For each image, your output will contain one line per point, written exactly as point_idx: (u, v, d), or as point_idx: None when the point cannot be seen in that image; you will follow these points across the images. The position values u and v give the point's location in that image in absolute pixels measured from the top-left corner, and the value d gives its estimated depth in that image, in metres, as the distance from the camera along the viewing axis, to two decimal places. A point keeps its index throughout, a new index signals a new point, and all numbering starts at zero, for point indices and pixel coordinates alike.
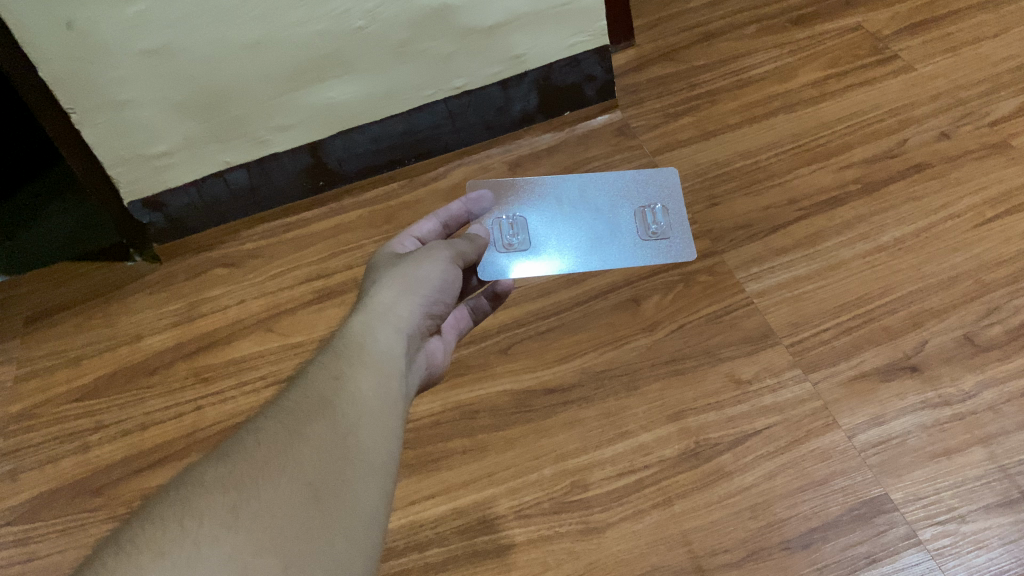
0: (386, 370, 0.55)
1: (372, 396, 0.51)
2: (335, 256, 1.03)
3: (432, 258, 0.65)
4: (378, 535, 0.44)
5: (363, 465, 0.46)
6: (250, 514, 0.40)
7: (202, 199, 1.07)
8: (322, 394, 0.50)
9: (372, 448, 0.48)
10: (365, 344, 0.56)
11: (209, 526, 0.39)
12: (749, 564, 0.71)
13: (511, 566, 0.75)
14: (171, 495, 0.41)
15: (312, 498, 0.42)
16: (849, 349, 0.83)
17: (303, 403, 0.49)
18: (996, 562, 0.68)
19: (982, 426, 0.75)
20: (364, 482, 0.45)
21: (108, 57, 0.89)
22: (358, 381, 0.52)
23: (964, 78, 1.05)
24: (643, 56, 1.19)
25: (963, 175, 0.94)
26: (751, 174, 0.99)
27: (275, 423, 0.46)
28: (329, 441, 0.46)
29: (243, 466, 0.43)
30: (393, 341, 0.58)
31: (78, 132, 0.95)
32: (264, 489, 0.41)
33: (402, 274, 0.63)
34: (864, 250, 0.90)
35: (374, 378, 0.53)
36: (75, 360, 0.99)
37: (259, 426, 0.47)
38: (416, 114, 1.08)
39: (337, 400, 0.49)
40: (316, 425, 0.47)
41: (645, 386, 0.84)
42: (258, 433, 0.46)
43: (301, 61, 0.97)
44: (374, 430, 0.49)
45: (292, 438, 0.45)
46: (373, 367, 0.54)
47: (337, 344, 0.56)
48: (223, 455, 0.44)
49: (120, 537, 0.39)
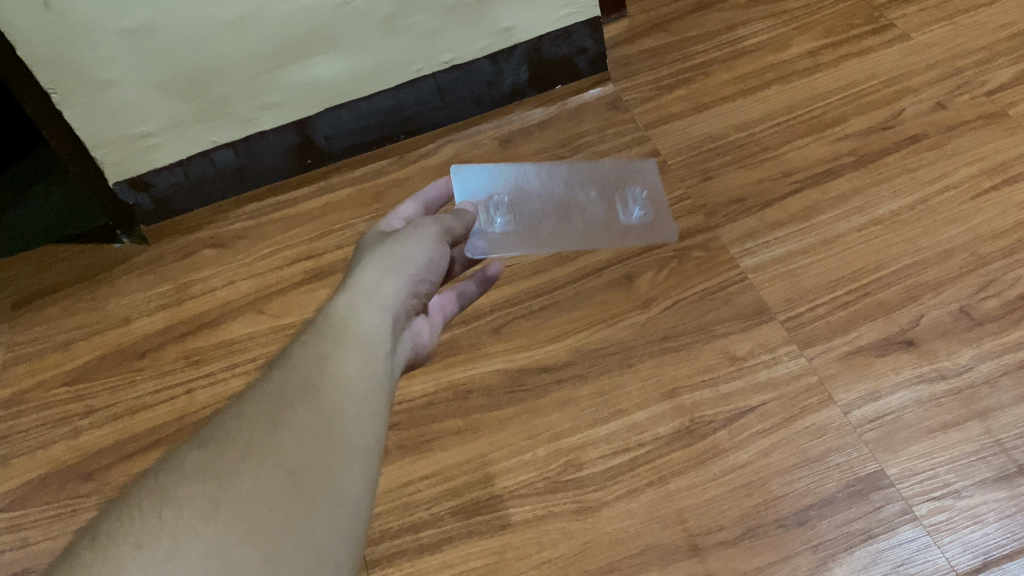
0: (370, 354, 0.54)
1: (357, 379, 0.51)
2: (325, 236, 1.02)
3: (417, 237, 0.64)
4: (362, 523, 0.44)
5: (347, 450, 0.46)
6: (230, 503, 0.39)
7: (189, 179, 1.06)
8: (305, 379, 0.49)
9: (357, 433, 0.47)
10: (349, 326, 0.55)
11: (188, 516, 0.38)
12: (745, 542, 0.71)
13: (506, 546, 0.75)
14: (150, 484, 0.40)
15: (294, 486, 0.41)
16: (845, 324, 0.82)
17: (286, 386, 0.48)
18: (992, 537, 0.68)
19: (979, 401, 0.75)
20: (348, 468, 0.45)
21: (89, 36, 0.87)
22: (342, 365, 0.51)
23: (960, 46, 1.03)
24: (635, 29, 1.17)
25: (960, 146, 0.93)
26: (745, 148, 0.98)
27: (257, 409, 0.46)
28: (312, 427, 0.45)
29: (224, 454, 0.42)
30: (378, 322, 0.57)
31: (60, 113, 0.94)
32: (245, 476, 0.41)
33: (392, 254, 0.62)
34: (860, 223, 0.89)
35: (359, 362, 0.52)
36: (64, 344, 0.98)
37: (241, 412, 0.46)
38: (405, 90, 1.06)
39: (321, 384, 0.49)
40: (299, 410, 0.46)
41: (639, 364, 0.83)
42: (240, 420, 0.45)
43: (286, 38, 0.95)
44: (359, 413, 0.49)
45: (273, 425, 0.44)
46: (357, 350, 0.53)
47: (322, 326, 0.55)
48: (204, 442, 0.43)
49: (97, 530, 0.38)
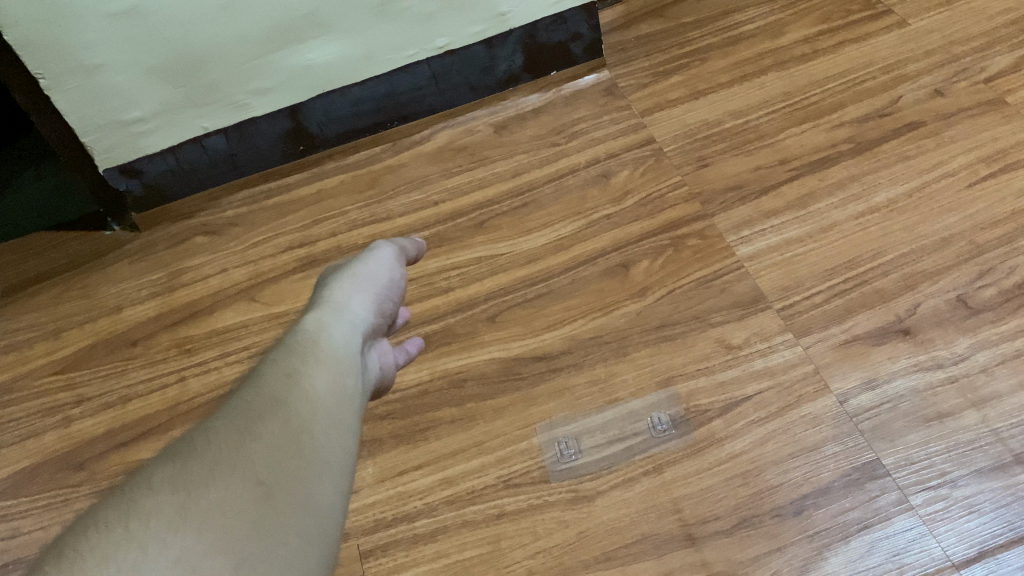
0: (341, 367, 0.53)
1: (328, 389, 0.50)
2: (318, 224, 1.01)
3: (378, 256, 0.65)
4: (335, 535, 0.43)
5: (318, 461, 0.45)
6: (199, 515, 0.39)
7: (180, 166, 1.04)
8: (276, 392, 0.48)
9: (328, 445, 0.47)
10: (319, 340, 0.54)
11: (155, 529, 0.37)
12: (741, 531, 0.71)
13: (502, 535, 0.74)
14: (118, 499, 0.40)
15: (264, 498, 0.41)
16: (842, 313, 0.82)
17: (256, 398, 0.47)
18: (988, 526, 0.68)
19: (975, 390, 0.75)
20: (318, 480, 0.44)
21: (76, 19, 0.87)
22: (313, 378, 0.50)
23: (958, 33, 1.03)
24: (630, 14, 1.16)
25: (958, 133, 0.93)
26: (741, 135, 0.98)
27: (227, 422, 0.45)
28: (283, 439, 0.45)
29: (193, 466, 0.41)
30: (349, 336, 0.56)
31: (49, 98, 0.93)
32: (213, 489, 0.40)
33: (353, 274, 0.63)
34: (857, 211, 0.89)
35: (330, 374, 0.52)
36: (54, 332, 0.97)
37: (210, 426, 0.45)
38: (398, 75, 1.05)
39: (291, 395, 0.48)
40: (269, 422, 0.46)
41: (634, 352, 0.83)
42: (209, 434, 0.44)
43: (278, 22, 0.94)
44: (330, 426, 0.48)
45: (243, 437, 0.44)
46: (328, 362, 0.52)
47: (292, 341, 0.54)
48: (174, 455, 0.43)
49: (63, 545, 0.37)
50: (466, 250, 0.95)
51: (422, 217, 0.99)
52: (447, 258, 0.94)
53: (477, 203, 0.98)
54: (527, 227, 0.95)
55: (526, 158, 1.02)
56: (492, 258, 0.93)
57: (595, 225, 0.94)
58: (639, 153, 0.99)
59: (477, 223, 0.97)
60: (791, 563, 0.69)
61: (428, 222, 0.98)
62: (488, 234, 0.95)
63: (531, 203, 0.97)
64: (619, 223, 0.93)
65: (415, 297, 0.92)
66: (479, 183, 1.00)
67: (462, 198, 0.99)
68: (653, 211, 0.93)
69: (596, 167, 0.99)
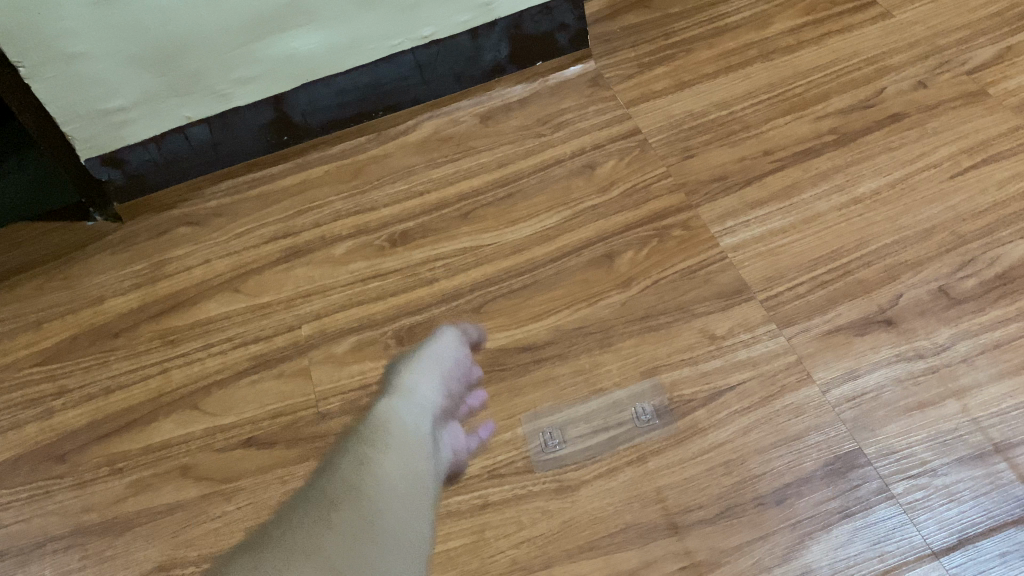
0: (414, 450, 0.51)
1: (401, 472, 0.48)
2: (302, 214, 1.00)
3: (445, 335, 0.65)
4: None
5: (392, 556, 0.43)
6: None
7: (162, 156, 1.03)
8: (346, 477, 0.47)
9: (403, 536, 0.45)
10: (389, 424, 0.53)
11: None
12: (723, 521, 0.72)
13: (486, 525, 0.75)
14: None
15: None
16: (824, 303, 0.82)
17: (326, 485, 0.46)
18: (967, 515, 0.69)
19: (956, 379, 0.75)
20: (386, 565, 0.43)
21: (55, 7, 0.85)
22: (383, 462, 0.49)
23: (942, 24, 1.03)
24: (616, 4, 1.16)
25: (940, 125, 0.93)
26: (727, 125, 0.98)
27: (300, 511, 0.44)
28: (355, 524, 0.43)
29: (262, 561, 0.40)
30: (422, 422, 0.55)
31: (28, 86, 0.92)
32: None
33: (423, 355, 0.62)
34: (840, 201, 0.89)
35: (401, 456, 0.50)
36: (35, 324, 0.96)
37: (283, 519, 0.44)
38: (383, 65, 1.04)
39: (361, 478, 0.47)
40: (342, 507, 0.44)
41: (619, 343, 0.83)
42: (282, 524, 0.43)
43: (261, 11, 0.93)
44: (406, 515, 0.46)
45: (312, 527, 0.42)
46: (399, 445, 0.51)
47: (364, 427, 0.53)
48: (249, 546, 0.42)
49: None
50: (451, 241, 0.94)
51: (407, 208, 0.98)
52: (432, 248, 0.94)
53: (463, 194, 0.98)
54: (512, 218, 0.95)
55: (511, 149, 1.02)
56: (478, 249, 0.93)
57: (580, 216, 0.94)
58: (624, 144, 0.99)
59: (462, 214, 0.96)
60: (772, 551, 0.70)
61: (413, 212, 0.98)
62: (473, 225, 0.95)
63: (516, 194, 0.97)
64: (604, 214, 0.93)
65: (400, 287, 0.92)
66: (464, 173, 1.00)
67: (446, 189, 0.99)
68: (637, 202, 0.93)
69: (581, 158, 0.99)
